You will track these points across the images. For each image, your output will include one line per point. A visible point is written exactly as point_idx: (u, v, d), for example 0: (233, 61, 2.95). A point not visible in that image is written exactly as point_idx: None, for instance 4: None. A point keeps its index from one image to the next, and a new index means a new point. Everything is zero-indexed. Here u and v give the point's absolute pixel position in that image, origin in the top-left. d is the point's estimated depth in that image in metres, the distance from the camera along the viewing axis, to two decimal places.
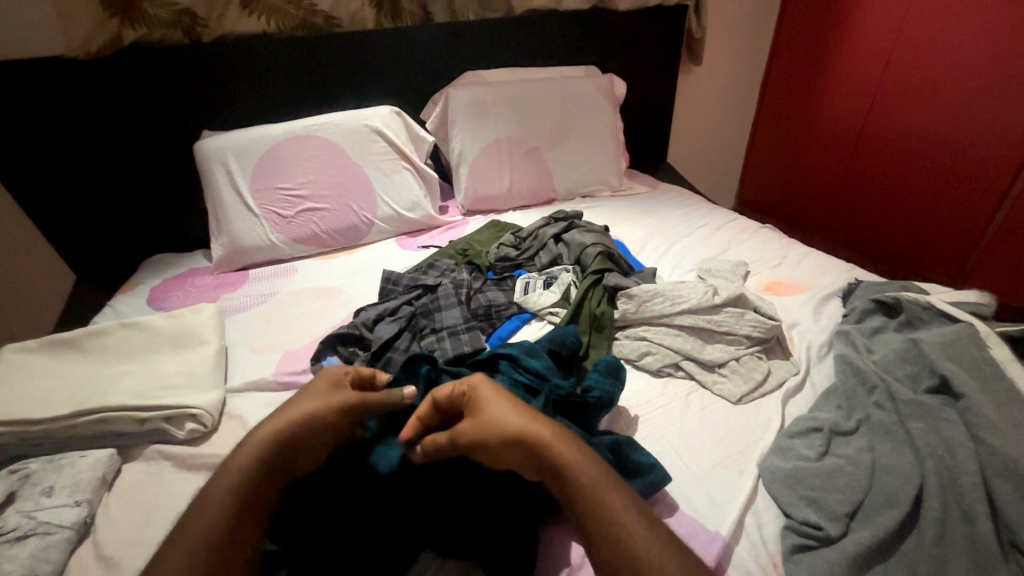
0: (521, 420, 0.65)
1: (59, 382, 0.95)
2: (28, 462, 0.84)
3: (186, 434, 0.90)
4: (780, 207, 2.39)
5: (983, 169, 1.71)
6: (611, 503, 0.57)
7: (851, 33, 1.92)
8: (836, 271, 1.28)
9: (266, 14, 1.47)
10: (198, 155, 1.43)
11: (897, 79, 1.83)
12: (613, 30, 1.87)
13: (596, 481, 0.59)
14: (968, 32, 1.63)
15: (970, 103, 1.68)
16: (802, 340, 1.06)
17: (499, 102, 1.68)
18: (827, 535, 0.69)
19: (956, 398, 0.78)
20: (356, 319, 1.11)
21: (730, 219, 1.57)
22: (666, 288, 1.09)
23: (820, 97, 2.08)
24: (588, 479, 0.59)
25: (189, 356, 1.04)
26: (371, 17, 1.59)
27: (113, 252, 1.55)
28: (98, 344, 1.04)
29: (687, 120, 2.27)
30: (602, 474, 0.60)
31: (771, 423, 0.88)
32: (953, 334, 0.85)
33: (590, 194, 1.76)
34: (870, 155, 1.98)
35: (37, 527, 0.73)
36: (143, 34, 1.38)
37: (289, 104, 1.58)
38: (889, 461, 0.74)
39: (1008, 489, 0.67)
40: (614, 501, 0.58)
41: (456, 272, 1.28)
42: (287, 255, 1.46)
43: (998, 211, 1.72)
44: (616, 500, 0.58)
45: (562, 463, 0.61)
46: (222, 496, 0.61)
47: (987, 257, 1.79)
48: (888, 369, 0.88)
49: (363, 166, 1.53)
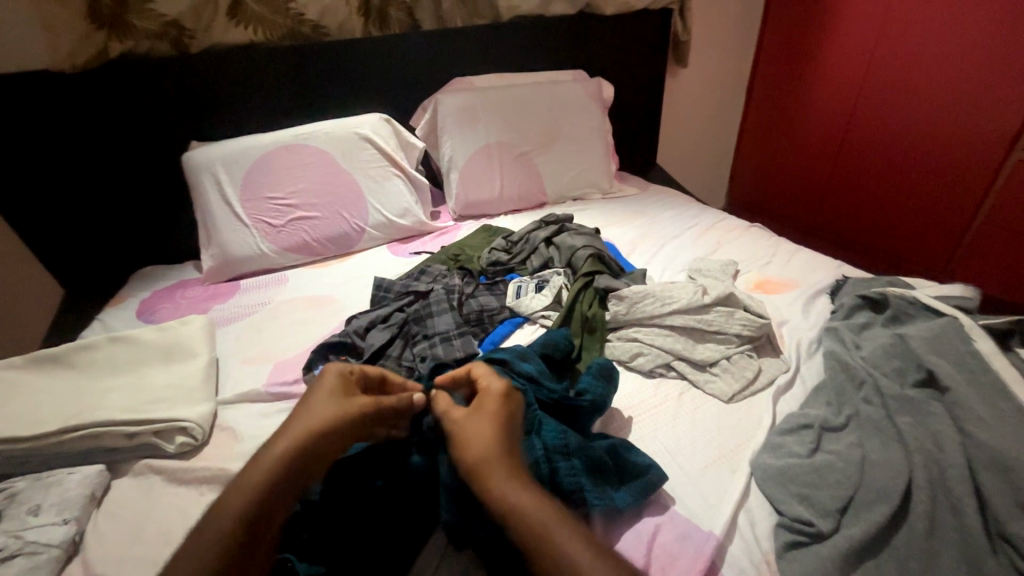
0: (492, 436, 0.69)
1: (47, 398, 0.94)
2: (15, 481, 0.83)
3: (176, 447, 0.89)
4: (770, 206, 2.41)
5: (963, 166, 1.75)
6: (557, 541, 0.58)
7: (834, 34, 1.95)
8: (825, 268, 1.30)
9: (254, 24, 1.48)
10: (187, 165, 1.42)
11: (881, 77, 1.85)
12: (600, 34, 1.88)
13: (541, 520, 0.60)
14: (949, 30, 1.66)
15: (953, 100, 1.71)
16: (793, 337, 1.07)
17: (488, 107, 1.68)
18: (818, 531, 0.69)
19: (943, 392, 0.79)
20: (347, 328, 1.11)
21: (719, 219, 1.58)
22: (656, 289, 1.10)
23: (804, 98, 2.11)
24: (536, 502, 0.62)
25: (179, 369, 1.03)
26: (360, 26, 1.60)
27: (101, 266, 1.54)
28: (85, 359, 1.03)
29: (676, 121, 2.29)
30: (545, 501, 0.62)
31: (763, 421, 0.88)
32: (939, 327, 0.86)
33: (581, 197, 1.77)
34: (856, 152, 2.01)
35: (24, 546, 0.72)
36: (130, 46, 1.38)
37: (278, 113, 1.58)
38: (879, 456, 0.75)
39: (995, 481, 0.67)
40: (560, 540, 0.58)
41: (447, 277, 1.28)
42: (278, 264, 1.45)
43: (981, 208, 1.76)
44: (560, 534, 0.59)
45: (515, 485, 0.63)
46: (246, 491, 0.65)
47: (974, 251, 1.81)
48: (876, 365, 0.89)
49: (353, 173, 1.53)
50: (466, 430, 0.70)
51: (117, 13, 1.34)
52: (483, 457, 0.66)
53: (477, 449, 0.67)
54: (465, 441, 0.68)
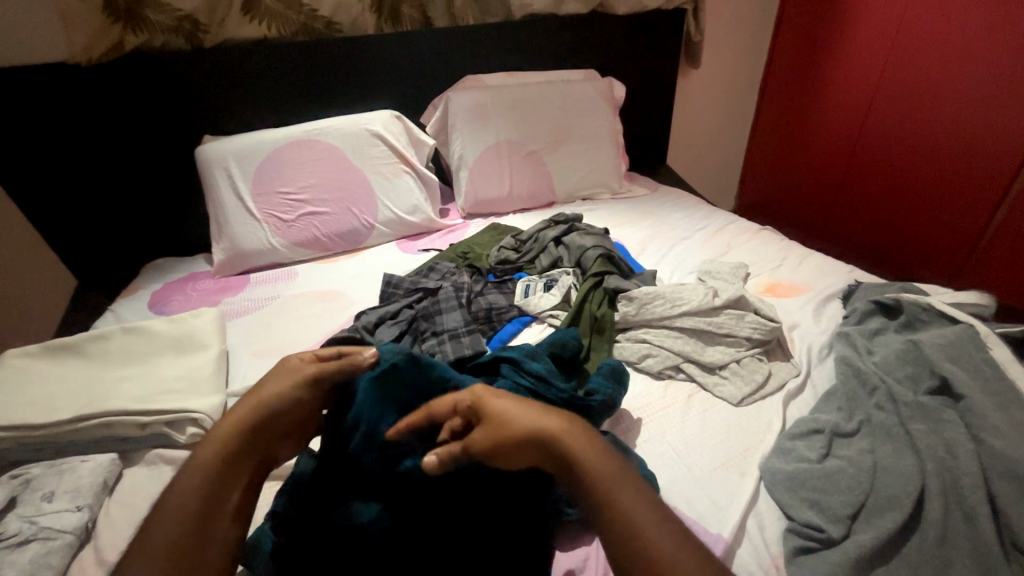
0: (537, 413, 0.61)
1: (62, 387, 0.95)
2: (29, 468, 0.84)
3: (187, 438, 0.90)
4: (780, 209, 2.39)
5: (979, 171, 1.72)
6: (624, 504, 0.54)
7: (848, 36, 1.93)
8: (836, 272, 1.29)
9: (268, 20, 1.49)
10: (200, 159, 1.43)
11: (897, 78, 1.83)
12: (612, 34, 1.87)
13: (606, 480, 0.56)
14: (968, 33, 1.63)
15: (969, 105, 1.69)
16: (803, 342, 1.06)
17: (498, 106, 1.68)
18: (829, 537, 0.69)
19: (957, 399, 0.79)
20: (357, 323, 1.11)
21: (729, 222, 1.57)
22: (666, 291, 1.09)
23: (816, 101, 2.09)
24: (599, 471, 0.56)
25: (190, 361, 1.04)
26: (372, 22, 1.60)
27: (114, 257, 1.55)
28: (99, 348, 1.04)
29: (686, 122, 2.28)
30: (612, 466, 0.57)
31: (773, 426, 0.88)
32: (954, 334, 0.85)
33: (590, 197, 1.77)
34: (870, 153, 1.98)
35: (38, 532, 0.73)
36: (145, 40, 1.40)
37: (290, 108, 1.58)
38: (891, 462, 0.74)
39: (1010, 490, 0.67)
40: (627, 503, 0.54)
41: (456, 275, 1.29)
42: (288, 258, 1.46)
43: (996, 214, 1.73)
44: (625, 495, 0.55)
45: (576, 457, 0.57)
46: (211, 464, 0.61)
47: (989, 256, 1.78)
48: (889, 371, 0.88)
49: (364, 170, 1.53)
50: (508, 413, 0.62)
51: (133, 8, 1.36)
52: (531, 424, 0.60)
53: (519, 424, 0.60)
54: (514, 423, 0.61)
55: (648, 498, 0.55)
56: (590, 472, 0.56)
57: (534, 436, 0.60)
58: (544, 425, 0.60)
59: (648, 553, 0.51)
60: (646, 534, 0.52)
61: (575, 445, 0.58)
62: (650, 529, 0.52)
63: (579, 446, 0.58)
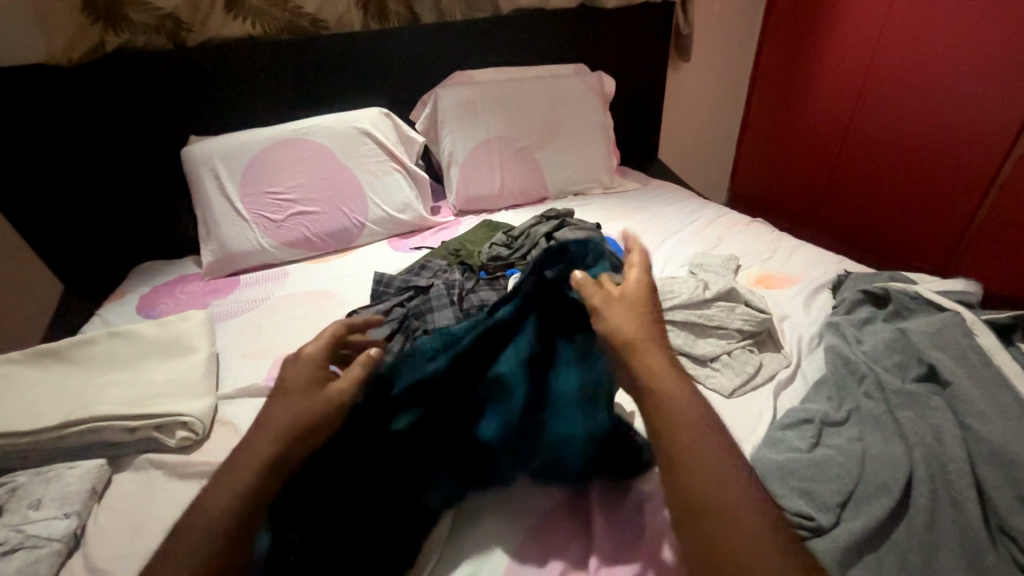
0: (654, 345, 0.64)
1: (46, 393, 0.94)
2: (16, 476, 0.83)
3: (177, 442, 0.89)
4: (770, 201, 2.40)
5: (966, 161, 1.74)
6: (707, 452, 0.54)
7: (836, 29, 1.93)
8: (826, 263, 1.29)
9: (253, 18, 1.47)
10: (187, 160, 1.41)
11: (884, 72, 1.84)
12: (601, 28, 1.87)
13: (694, 426, 0.56)
14: (953, 25, 1.64)
15: (957, 94, 1.69)
16: (793, 332, 1.06)
17: (488, 102, 1.67)
18: (819, 525, 0.69)
19: (943, 386, 0.80)
20: (347, 323, 1.11)
21: (720, 215, 1.58)
22: (657, 285, 1.10)
23: (804, 94, 2.10)
24: (689, 421, 0.57)
25: (180, 364, 1.03)
26: (359, 19, 1.58)
27: (100, 261, 1.53)
28: (86, 353, 1.03)
29: (677, 116, 2.28)
30: (703, 420, 0.58)
31: (763, 417, 0.88)
32: (940, 322, 0.86)
33: (582, 192, 1.76)
34: (857, 146, 2.00)
35: (25, 540, 0.72)
36: (128, 39, 1.38)
37: (277, 108, 1.57)
38: (879, 451, 0.75)
39: (995, 475, 0.68)
40: (708, 452, 0.55)
41: (448, 273, 1.28)
42: (277, 259, 1.44)
43: (982, 206, 1.75)
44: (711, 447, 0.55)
45: (669, 401, 0.58)
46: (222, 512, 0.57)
47: (976, 246, 1.80)
48: (877, 360, 0.88)
49: (353, 168, 1.52)
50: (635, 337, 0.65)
51: (114, 6, 1.34)
52: (650, 358, 0.62)
53: (644, 352, 0.63)
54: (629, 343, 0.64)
55: (726, 457, 0.55)
56: (675, 418, 0.57)
57: (642, 364, 0.62)
58: (652, 364, 0.62)
59: (719, 501, 0.51)
60: (720, 482, 0.52)
61: (671, 391, 0.59)
62: (723, 481, 0.53)
63: (677, 392, 0.59)
